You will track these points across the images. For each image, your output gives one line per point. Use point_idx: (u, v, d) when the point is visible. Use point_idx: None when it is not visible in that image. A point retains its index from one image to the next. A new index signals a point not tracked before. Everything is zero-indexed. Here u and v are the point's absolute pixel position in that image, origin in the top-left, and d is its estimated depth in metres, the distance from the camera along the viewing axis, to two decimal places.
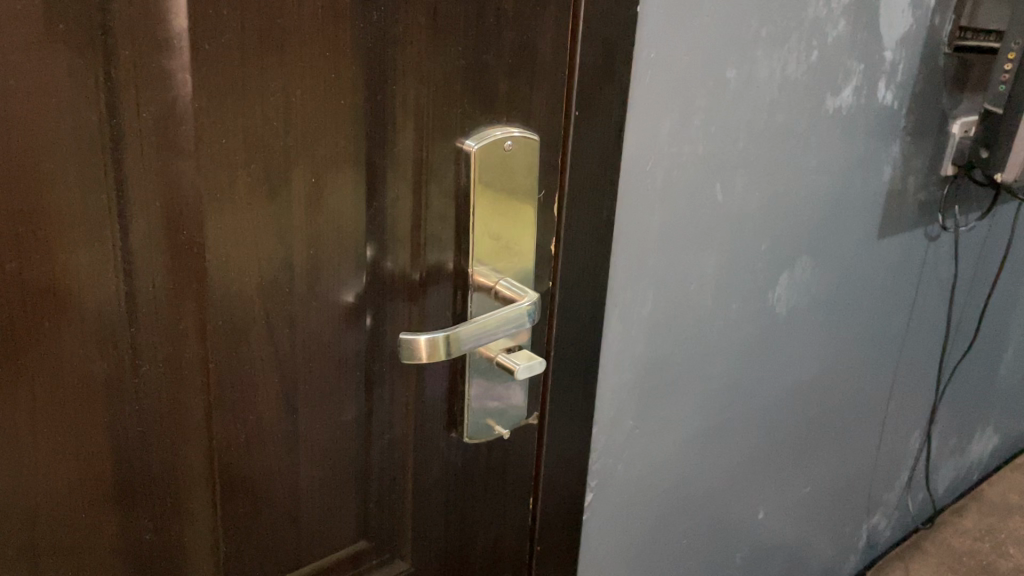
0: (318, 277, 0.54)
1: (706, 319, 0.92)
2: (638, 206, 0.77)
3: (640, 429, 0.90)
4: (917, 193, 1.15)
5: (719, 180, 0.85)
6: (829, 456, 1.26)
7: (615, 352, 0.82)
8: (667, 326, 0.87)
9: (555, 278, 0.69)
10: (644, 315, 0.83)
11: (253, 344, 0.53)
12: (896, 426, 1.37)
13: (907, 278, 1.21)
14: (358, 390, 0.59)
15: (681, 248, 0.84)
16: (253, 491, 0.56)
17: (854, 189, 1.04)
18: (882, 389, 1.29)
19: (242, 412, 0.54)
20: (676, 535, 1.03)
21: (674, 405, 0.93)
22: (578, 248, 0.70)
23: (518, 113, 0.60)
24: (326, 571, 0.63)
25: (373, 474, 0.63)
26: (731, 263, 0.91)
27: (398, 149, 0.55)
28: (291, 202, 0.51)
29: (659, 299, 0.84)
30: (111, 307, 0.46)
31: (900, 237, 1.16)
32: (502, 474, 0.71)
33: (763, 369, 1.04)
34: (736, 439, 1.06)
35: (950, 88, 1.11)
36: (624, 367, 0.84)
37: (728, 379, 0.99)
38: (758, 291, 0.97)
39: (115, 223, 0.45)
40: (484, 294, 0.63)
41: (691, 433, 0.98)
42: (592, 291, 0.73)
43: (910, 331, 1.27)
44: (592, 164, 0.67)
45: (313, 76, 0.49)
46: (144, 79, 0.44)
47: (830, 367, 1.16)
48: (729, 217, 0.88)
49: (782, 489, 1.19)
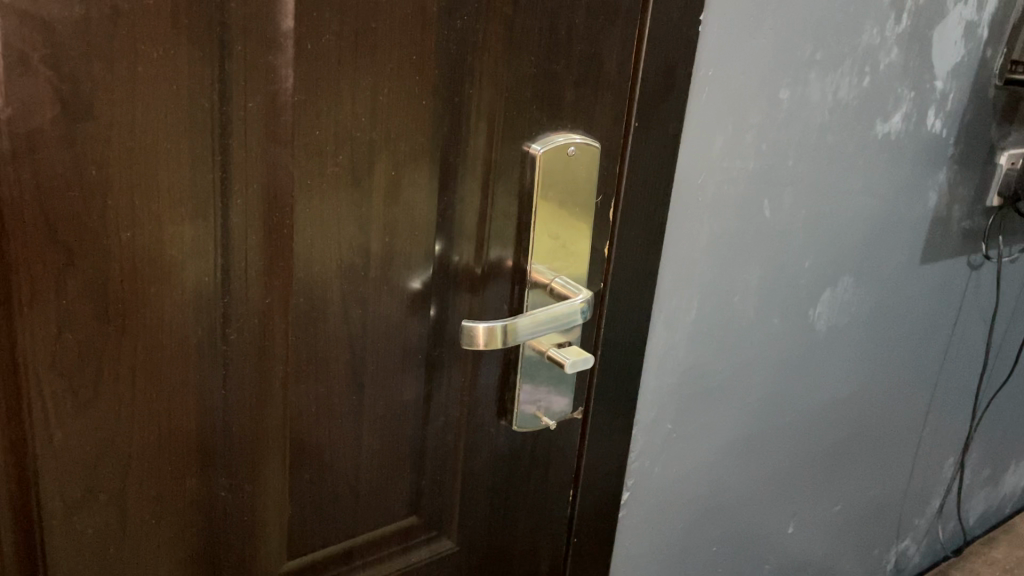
0: (391, 263, 0.58)
1: (748, 330, 0.95)
2: (689, 216, 0.81)
3: (678, 433, 0.93)
4: (961, 221, 1.17)
5: (767, 196, 0.88)
6: (862, 476, 1.27)
7: (659, 355, 0.85)
8: (709, 334, 0.90)
9: (607, 278, 0.73)
10: (688, 321, 0.86)
11: (330, 322, 0.57)
12: (931, 452, 1.38)
13: (948, 305, 1.23)
14: (420, 372, 0.63)
15: (727, 261, 0.87)
16: (320, 460, 0.60)
17: (898, 213, 1.06)
18: (918, 413, 1.30)
19: (315, 385, 0.58)
20: (706, 542, 1.06)
21: (711, 411, 0.96)
22: (629, 252, 0.73)
23: (582, 121, 0.64)
24: (378, 543, 0.67)
25: (427, 453, 0.67)
26: (775, 277, 0.94)
27: (471, 148, 0.59)
28: (372, 191, 0.56)
29: (703, 308, 0.88)
30: (209, 276, 0.51)
31: (942, 263, 1.17)
32: (546, 465, 0.75)
33: (800, 384, 1.06)
34: (770, 453, 1.08)
35: (998, 119, 1.13)
36: (666, 371, 0.87)
37: (766, 392, 1.02)
38: (801, 307, 1.00)
39: (219, 201, 0.50)
40: (540, 291, 0.66)
41: (727, 441, 1.01)
42: (640, 295, 0.77)
43: (949, 357, 1.29)
44: (647, 172, 0.71)
45: (399, 76, 0.54)
46: (253, 72, 0.48)
47: (867, 387, 1.18)
48: (776, 232, 0.91)
49: (813, 504, 1.21)
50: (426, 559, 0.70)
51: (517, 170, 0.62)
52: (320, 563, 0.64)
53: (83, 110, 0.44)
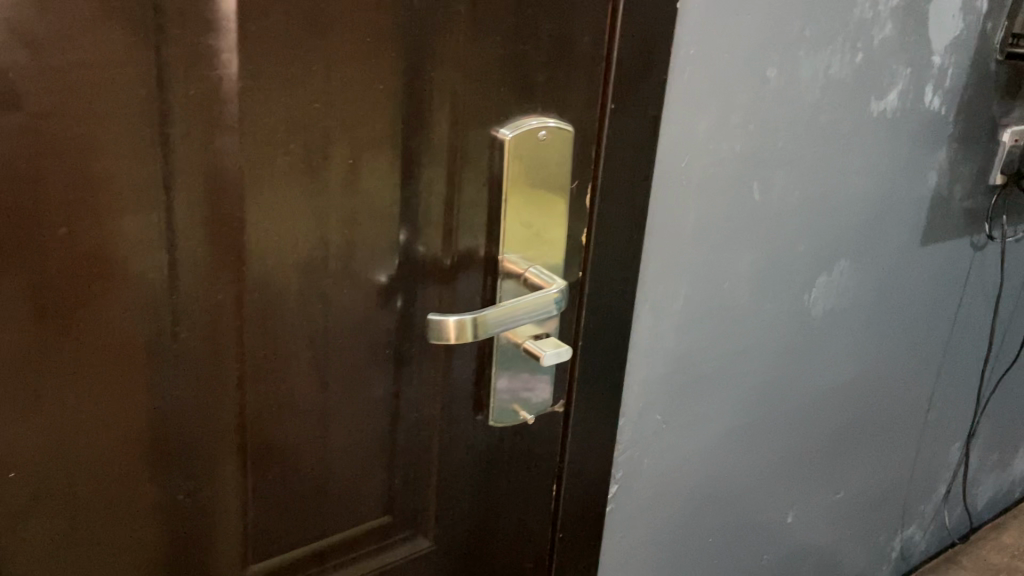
0: (353, 255, 0.56)
1: (740, 317, 0.92)
2: (673, 201, 0.78)
3: (669, 423, 0.90)
4: (963, 201, 1.14)
5: (757, 179, 0.85)
6: (863, 462, 1.25)
7: (646, 345, 0.83)
8: (699, 323, 0.87)
9: (586, 266, 0.70)
10: (675, 310, 0.84)
11: (287, 318, 0.55)
12: (935, 436, 1.35)
13: (950, 287, 1.19)
14: (388, 368, 0.61)
15: (716, 247, 0.85)
16: (282, 460, 0.58)
17: (897, 194, 1.03)
18: (921, 397, 1.27)
19: (274, 383, 0.56)
20: (702, 534, 1.03)
21: (703, 400, 0.93)
22: (609, 239, 0.71)
23: (553, 104, 0.62)
24: (350, 544, 0.65)
25: (400, 451, 0.64)
26: (767, 262, 0.91)
27: (435, 134, 0.57)
28: (329, 180, 0.53)
29: (692, 295, 0.85)
30: (154, 272, 0.49)
31: (943, 244, 1.14)
32: (527, 459, 0.73)
33: (797, 371, 1.04)
34: (767, 441, 1.06)
35: (1001, 95, 1.10)
36: (654, 361, 0.85)
37: (761, 379, 0.99)
38: (795, 292, 0.97)
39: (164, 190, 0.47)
40: (513, 281, 0.64)
41: (721, 430, 0.98)
42: (622, 283, 0.74)
43: (952, 340, 1.25)
44: (625, 156, 0.69)
45: (352, 59, 0.51)
46: (191, 58, 0.46)
47: (867, 372, 1.15)
48: (766, 217, 0.88)
49: (814, 493, 1.18)
50: (403, 558, 0.68)
51: (484, 156, 0.60)
52: (287, 565, 0.62)
53: (10, 101, 0.41)
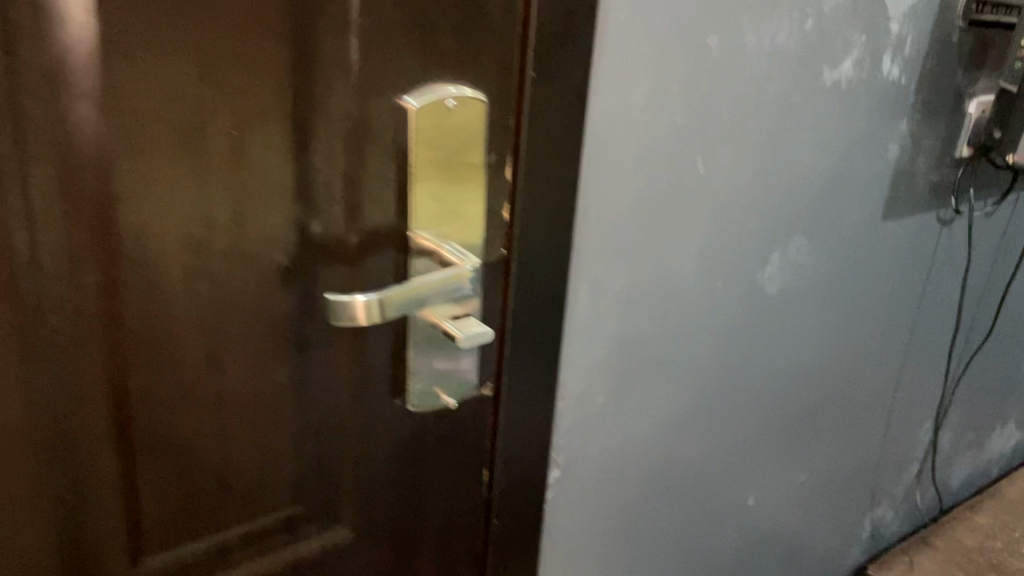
0: (244, 235, 0.53)
1: (688, 296, 0.89)
2: (607, 176, 0.75)
3: (614, 406, 0.87)
4: (927, 174, 1.10)
5: (701, 153, 0.82)
6: (829, 443, 1.22)
7: (585, 326, 0.80)
8: (642, 302, 0.85)
9: (510, 243, 0.67)
10: (615, 289, 0.81)
11: (170, 302, 0.52)
12: (904, 417, 1.32)
13: (915, 263, 1.16)
14: (291, 352, 0.58)
15: (658, 223, 0.82)
16: (173, 453, 0.55)
17: (854, 168, 0.99)
18: (887, 377, 1.24)
19: (159, 371, 0.53)
20: (654, 518, 1.00)
21: (651, 382, 0.90)
22: (534, 215, 0.68)
23: (465, 72, 0.58)
24: (257, 535, 0.62)
25: (309, 440, 0.61)
26: (715, 239, 0.88)
27: (333, 104, 0.54)
28: (212, 154, 0.50)
29: (633, 273, 0.82)
30: (10, 252, 0.46)
31: (906, 220, 1.11)
32: (454, 445, 0.70)
33: (754, 352, 1.01)
34: (723, 423, 1.03)
35: (966, 65, 1.06)
36: (594, 342, 0.82)
37: (715, 360, 0.97)
38: (747, 270, 0.94)
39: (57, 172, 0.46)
40: (427, 259, 0.61)
41: (673, 413, 0.95)
42: (551, 260, 0.71)
43: (919, 319, 1.23)
44: (550, 127, 0.65)
45: (231, 24, 0.48)
46: (39, 21, 0.43)
47: (829, 352, 1.12)
48: (713, 192, 0.85)
49: (775, 475, 1.15)
50: (317, 548, 0.66)
51: (388, 127, 0.56)
52: (186, 560, 0.59)
53: None
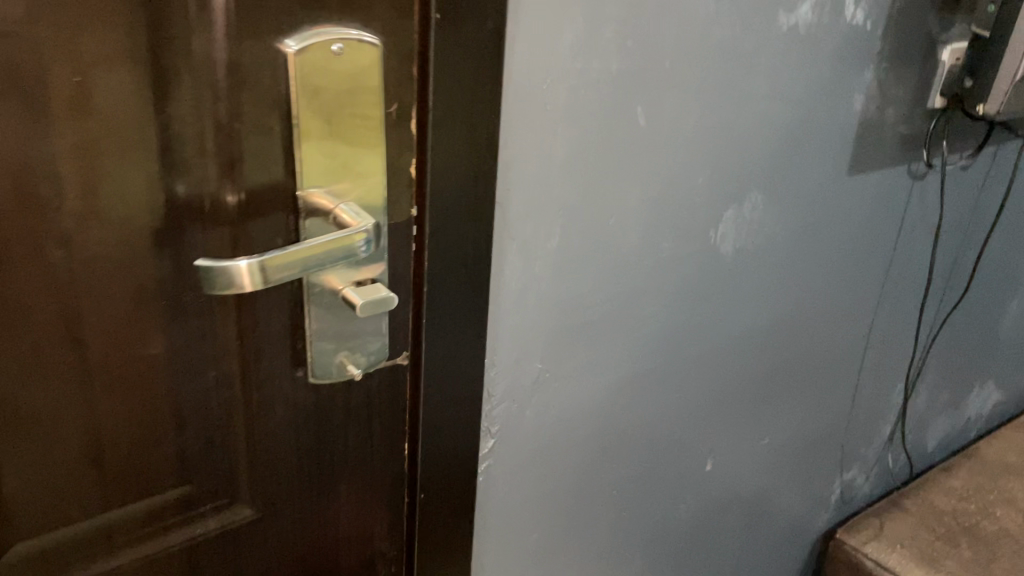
0: (96, 193, 0.49)
1: (632, 255, 0.84)
2: (535, 129, 0.69)
3: (553, 373, 0.83)
4: (897, 126, 1.05)
5: (642, 103, 0.77)
6: (792, 408, 1.18)
7: (514, 290, 0.75)
8: (581, 263, 0.80)
9: (419, 199, 0.63)
10: (550, 249, 0.76)
11: (15, 267, 0.48)
12: (874, 378, 1.28)
13: (883, 220, 1.11)
14: (165, 320, 0.54)
15: (596, 180, 0.77)
16: (34, 428, 0.52)
17: (814, 119, 0.94)
18: (854, 337, 1.20)
19: (8, 342, 0.49)
20: (603, 486, 0.97)
21: (593, 347, 0.86)
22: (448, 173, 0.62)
23: (355, 14, 0.53)
24: (146, 518, 0.59)
25: (195, 414, 0.57)
26: (661, 196, 0.83)
27: (199, 49, 0.48)
28: (49, 101, 0.45)
29: (570, 233, 0.77)
30: None
31: (873, 174, 1.06)
32: (369, 417, 0.67)
33: (706, 315, 0.97)
34: (676, 389, 0.99)
35: (939, 9, 1.00)
36: (528, 306, 0.77)
37: (664, 324, 0.92)
38: (697, 228, 0.89)
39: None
40: (320, 219, 0.57)
41: (619, 379, 0.91)
42: (472, 222, 0.66)
43: (889, 278, 1.18)
44: (460, 76, 0.59)
45: None
46: None
47: (791, 313, 1.08)
48: (656, 146, 0.80)
49: (735, 440, 1.12)
50: (217, 529, 0.62)
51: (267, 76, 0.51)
52: (62, 542, 0.56)
53: None
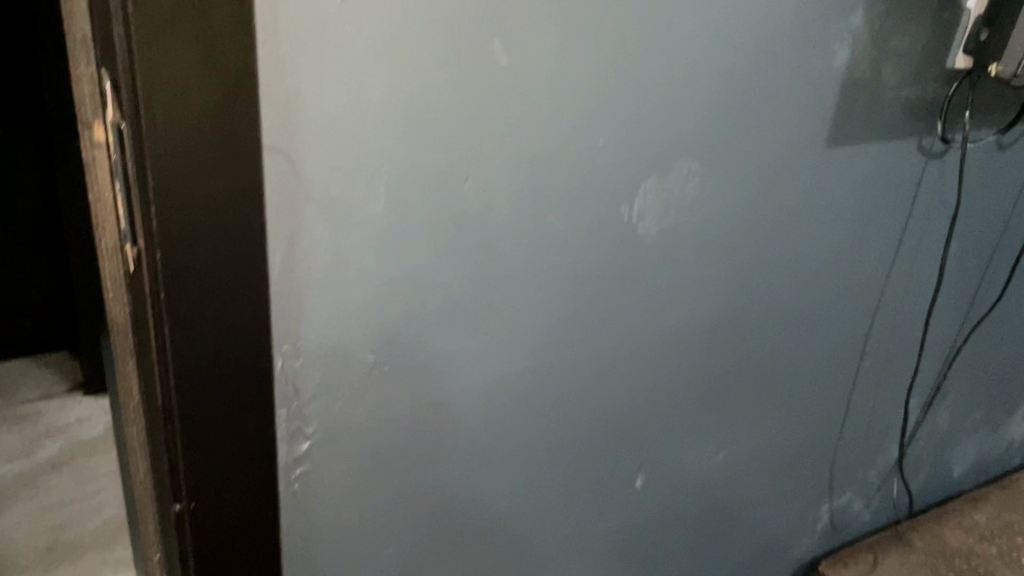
0: None
1: (505, 232, 0.67)
2: (328, 65, 0.54)
3: (394, 369, 0.67)
4: (900, 89, 0.84)
5: (498, 37, 0.60)
6: (764, 426, 0.98)
7: (321, 263, 0.60)
8: (424, 238, 0.64)
9: (133, 123, 0.49)
10: (371, 219, 0.60)
11: None
12: (874, 393, 1.07)
13: (886, 208, 0.90)
14: None
15: (433, 132, 0.60)
16: None
17: (776, 73, 0.74)
18: (848, 347, 0.99)
19: None
20: (488, 503, 0.80)
21: (450, 340, 0.69)
22: (155, 78, 0.47)
23: None
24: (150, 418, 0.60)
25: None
26: (543, 157, 0.66)
27: None
28: None
29: (402, 201, 0.61)
30: None
31: (869, 149, 0.85)
32: (163, 419, 0.59)
33: (620, 312, 0.77)
34: (590, 401, 0.80)
35: None
36: (346, 288, 0.62)
37: (557, 319, 0.74)
38: (604, 200, 0.71)
39: None
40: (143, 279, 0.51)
41: (493, 382, 0.73)
42: (204, 155, 0.51)
43: (892, 276, 0.96)
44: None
45: None
46: None
47: (761, 314, 0.87)
48: (525, 93, 0.63)
49: (683, 458, 0.92)
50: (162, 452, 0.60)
51: None
52: None
53: None
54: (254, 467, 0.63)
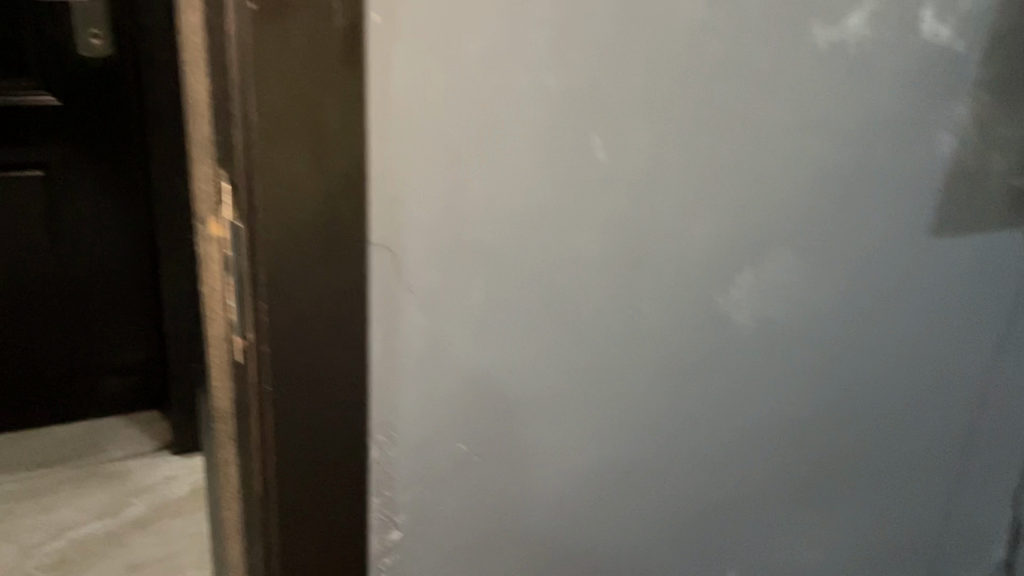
0: None
1: (601, 324, 0.66)
2: (431, 165, 0.55)
3: (484, 461, 0.66)
4: (1006, 178, 0.81)
5: (597, 132, 0.60)
6: (861, 524, 0.93)
7: (418, 355, 0.60)
8: (518, 331, 0.63)
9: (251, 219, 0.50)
10: (467, 312, 0.60)
11: None
12: (982, 492, 1.01)
13: (992, 298, 0.86)
14: None
15: (532, 226, 0.60)
16: None
17: (876, 163, 0.72)
18: (953, 443, 0.93)
19: None
20: None
21: (543, 436, 0.67)
22: (272, 178, 0.49)
23: None
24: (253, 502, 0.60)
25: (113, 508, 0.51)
26: (641, 251, 0.65)
27: None
28: None
29: (497, 293, 0.61)
30: None
31: (974, 239, 0.81)
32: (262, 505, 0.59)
33: (714, 404, 0.75)
34: (681, 494, 0.77)
35: None
36: (441, 379, 0.61)
37: (652, 413, 0.71)
38: (701, 291, 0.69)
39: None
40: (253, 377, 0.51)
41: (585, 479, 0.71)
42: (312, 253, 0.52)
43: (1000, 364, 0.91)
44: (281, 56, 0.46)
45: None
46: None
47: (856, 405, 0.84)
48: (623, 187, 0.62)
49: (775, 558, 0.88)
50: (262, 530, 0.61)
51: None
52: None
53: None
54: (346, 559, 0.62)
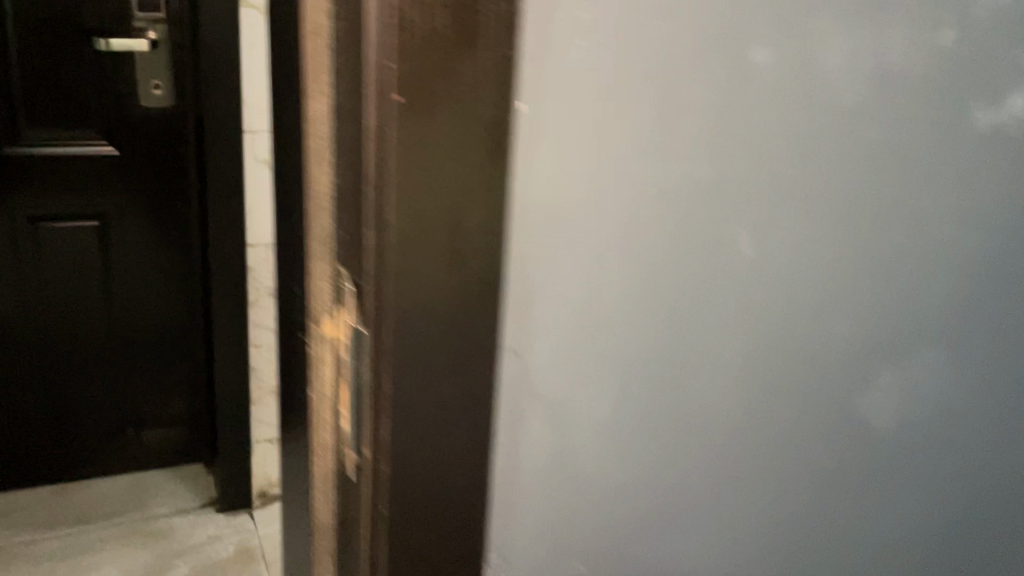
0: None
1: (734, 430, 0.59)
2: (572, 263, 0.49)
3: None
4: None
5: (743, 224, 0.54)
6: None
7: (540, 470, 0.53)
8: (652, 439, 0.57)
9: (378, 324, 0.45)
10: (597, 421, 0.54)
11: None
12: None
13: None
14: None
15: (670, 326, 0.54)
16: None
17: None
18: None
19: None
20: None
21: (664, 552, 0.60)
22: (408, 281, 0.43)
23: None
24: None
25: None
26: (783, 351, 0.59)
27: None
28: None
29: (630, 401, 0.55)
30: None
31: None
32: None
33: (845, 516, 0.67)
34: None
35: None
36: (563, 494, 0.55)
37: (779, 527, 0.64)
38: (837, 392, 0.63)
39: None
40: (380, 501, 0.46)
41: None
42: (444, 362, 0.46)
43: None
44: (426, 149, 0.41)
45: None
46: None
47: (993, 517, 0.75)
48: (768, 283, 0.56)
49: None
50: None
51: None
52: None
53: None
54: None
